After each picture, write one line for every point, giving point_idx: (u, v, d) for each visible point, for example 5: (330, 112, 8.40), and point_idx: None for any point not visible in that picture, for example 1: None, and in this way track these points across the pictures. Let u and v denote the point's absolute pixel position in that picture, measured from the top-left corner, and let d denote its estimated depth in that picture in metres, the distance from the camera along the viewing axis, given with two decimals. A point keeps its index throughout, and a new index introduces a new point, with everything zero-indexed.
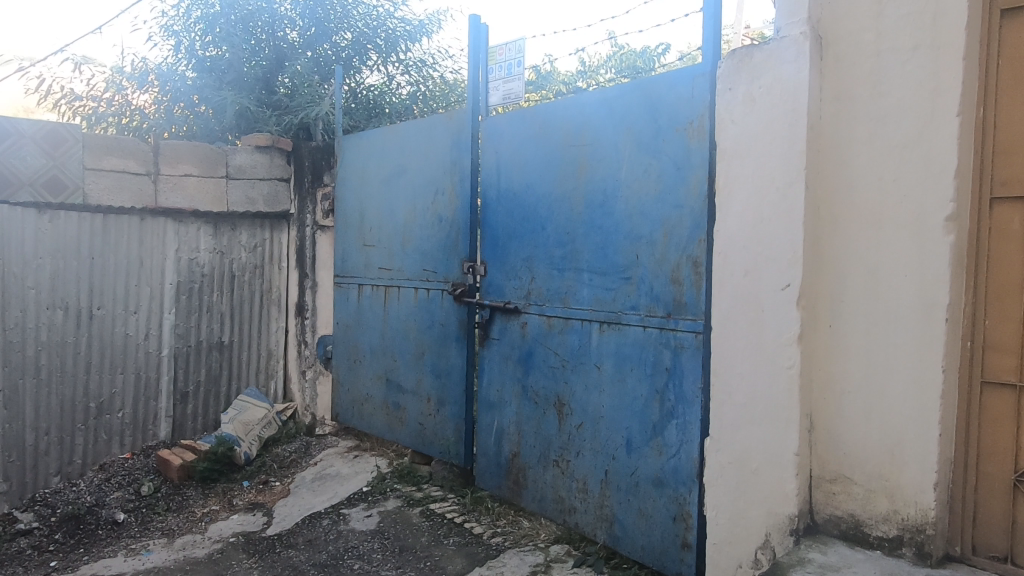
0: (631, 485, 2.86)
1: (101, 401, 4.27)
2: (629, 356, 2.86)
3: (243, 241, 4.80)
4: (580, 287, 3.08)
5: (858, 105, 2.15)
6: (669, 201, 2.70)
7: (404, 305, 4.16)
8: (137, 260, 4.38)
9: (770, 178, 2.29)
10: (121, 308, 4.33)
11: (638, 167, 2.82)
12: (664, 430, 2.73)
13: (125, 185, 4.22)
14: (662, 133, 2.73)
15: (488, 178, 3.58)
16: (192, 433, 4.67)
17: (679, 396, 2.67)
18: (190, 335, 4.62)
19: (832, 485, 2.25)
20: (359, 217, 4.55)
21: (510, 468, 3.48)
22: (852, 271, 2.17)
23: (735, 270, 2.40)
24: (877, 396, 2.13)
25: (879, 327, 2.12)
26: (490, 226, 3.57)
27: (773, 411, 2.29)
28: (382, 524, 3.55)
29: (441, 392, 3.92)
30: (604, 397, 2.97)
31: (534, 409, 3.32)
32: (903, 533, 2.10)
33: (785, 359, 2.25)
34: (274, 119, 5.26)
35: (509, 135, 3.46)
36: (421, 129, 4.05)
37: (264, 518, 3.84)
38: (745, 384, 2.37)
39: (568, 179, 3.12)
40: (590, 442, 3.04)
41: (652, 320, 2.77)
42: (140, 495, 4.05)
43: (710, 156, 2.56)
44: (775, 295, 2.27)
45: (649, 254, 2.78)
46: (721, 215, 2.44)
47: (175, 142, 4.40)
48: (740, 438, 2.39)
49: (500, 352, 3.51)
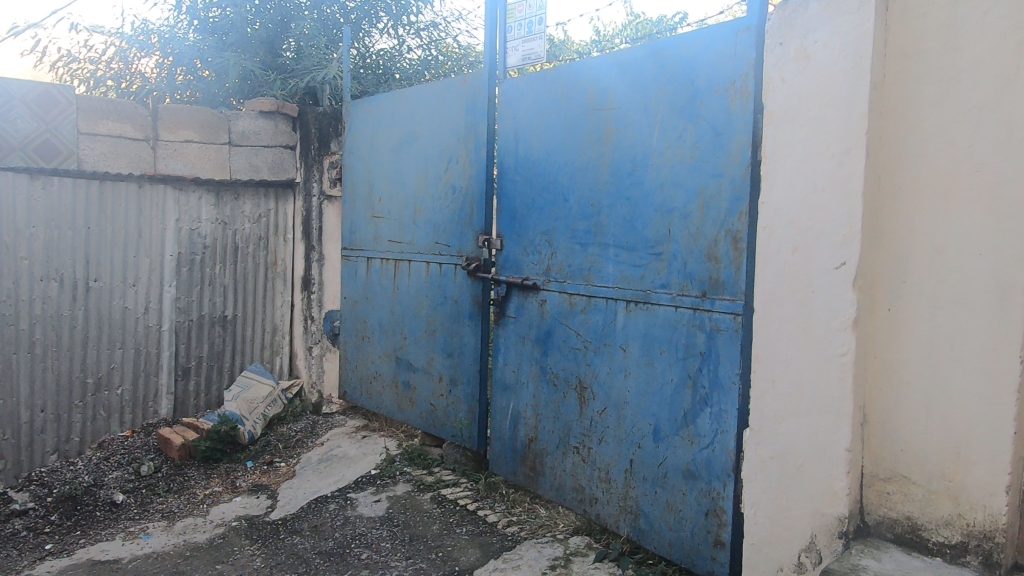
0: (659, 477, 2.67)
1: (99, 377, 4.10)
2: (658, 338, 2.65)
3: (247, 211, 4.58)
4: (605, 263, 2.85)
5: (928, 61, 1.91)
6: (705, 169, 2.46)
7: (414, 280, 3.95)
8: (135, 231, 4.17)
9: (824, 143, 2.04)
10: (119, 280, 4.14)
11: (671, 133, 2.58)
12: (696, 418, 2.52)
13: (120, 151, 4.02)
14: (699, 95, 2.48)
15: (506, 146, 3.35)
16: (194, 411, 4.50)
17: (713, 382, 2.46)
18: (191, 308, 4.42)
19: (886, 484, 2.04)
20: (368, 187, 4.32)
21: (527, 454, 3.29)
22: (917, 248, 1.94)
23: (781, 245, 2.16)
24: (942, 387, 1.92)
25: (946, 311, 1.90)
26: (506, 197, 3.34)
27: (822, 403, 2.07)
28: (391, 510, 3.38)
29: (454, 372, 3.73)
30: (629, 382, 2.77)
31: (552, 392, 3.12)
32: (968, 540, 1.89)
33: (836, 346, 2.03)
34: (279, 83, 5.02)
35: (528, 99, 3.21)
36: (434, 93, 3.81)
37: (268, 501, 3.67)
38: (791, 371, 2.15)
39: (594, 147, 2.88)
40: (613, 429, 2.84)
41: (684, 299, 2.55)
42: (140, 476, 3.89)
43: (754, 119, 2.32)
44: (827, 274, 2.04)
45: (682, 228, 2.55)
46: (766, 184, 2.20)
47: (174, 106, 4.19)
48: (784, 431, 2.17)
49: (517, 332, 3.30)
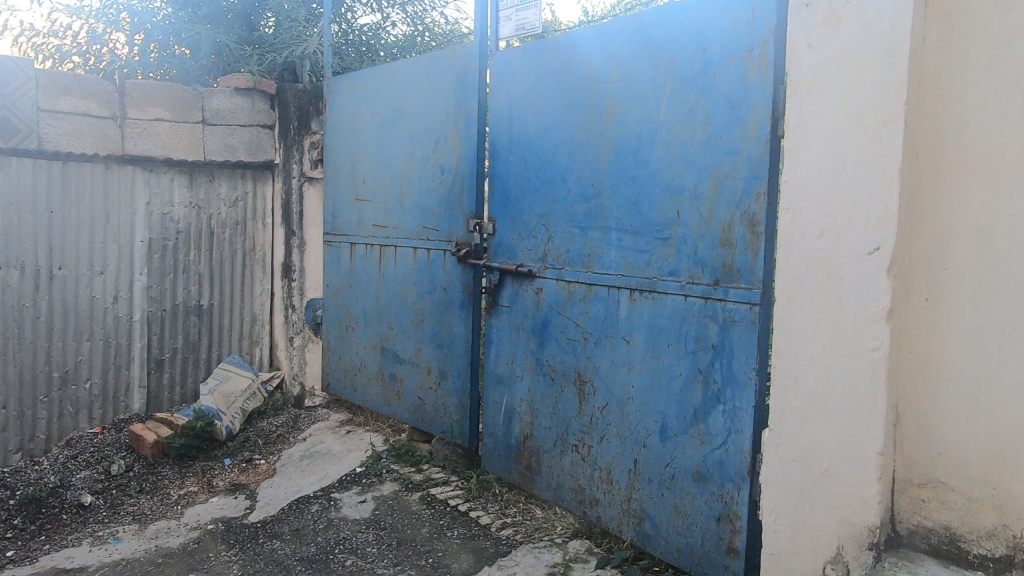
0: (666, 478, 2.48)
1: (66, 371, 3.86)
2: (665, 330, 2.46)
3: (222, 194, 4.33)
4: (607, 249, 2.65)
5: (977, 25, 1.72)
6: (719, 146, 2.26)
7: (401, 267, 3.73)
8: (102, 215, 3.92)
9: (856, 116, 1.83)
10: (85, 268, 3.88)
11: (680, 107, 2.37)
12: (707, 416, 2.33)
13: (84, 130, 3.76)
14: (712, 64, 2.27)
15: (498, 123, 3.12)
16: (169, 405, 4.25)
17: (726, 377, 2.27)
18: (164, 298, 4.17)
19: (921, 491, 1.86)
20: (351, 168, 4.09)
21: (522, 452, 3.10)
22: (960, 231, 1.76)
23: (805, 228, 1.96)
24: (986, 386, 1.75)
25: (993, 301, 1.72)
26: (499, 178, 3.13)
27: (851, 402, 1.88)
28: (378, 512, 3.18)
29: (443, 364, 3.52)
30: (633, 377, 2.57)
31: (549, 387, 2.93)
32: (1014, 554, 1.74)
33: (868, 340, 1.84)
34: (255, 58, 4.74)
35: (523, 72, 2.99)
36: (421, 67, 3.58)
37: (247, 502, 3.46)
38: (815, 367, 1.96)
39: (595, 123, 2.67)
40: (615, 427, 2.65)
41: (694, 287, 2.35)
42: (110, 475, 3.66)
43: (775, 91, 2.12)
44: (858, 261, 1.84)
45: (693, 210, 2.35)
46: (790, 161, 1.99)
47: (143, 81, 3.92)
48: (807, 432, 1.98)
49: (511, 322, 3.10)
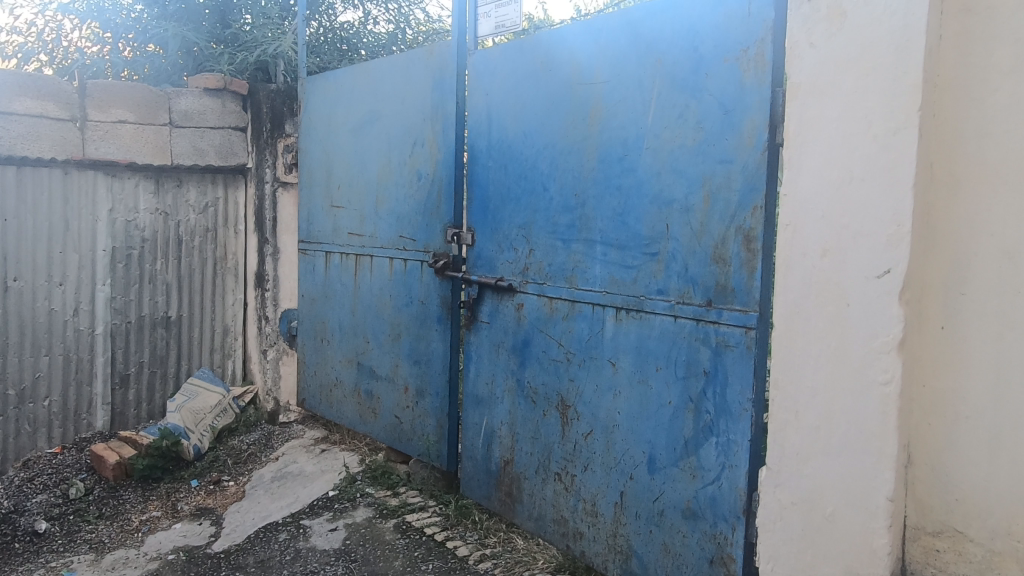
0: (654, 514, 2.29)
1: (23, 388, 3.65)
2: (653, 353, 2.26)
3: (191, 200, 4.13)
4: (591, 264, 2.46)
5: (998, 22, 1.53)
6: (711, 154, 2.07)
7: (377, 279, 3.53)
8: (61, 222, 3.71)
9: (864, 122, 1.64)
10: (43, 279, 3.67)
11: (669, 110, 2.18)
12: (699, 449, 2.14)
13: (41, 133, 3.54)
14: (703, 64, 2.08)
15: (477, 126, 2.93)
16: (135, 422, 4.05)
17: (719, 407, 2.08)
18: (129, 309, 3.96)
19: (935, 541, 1.67)
20: (326, 173, 3.88)
21: (502, 478, 2.90)
22: (981, 252, 1.57)
23: (806, 246, 1.77)
24: (1010, 426, 1.56)
25: (1019, 332, 1.53)
26: (478, 185, 2.93)
27: (857, 441, 1.69)
28: (349, 541, 2.98)
29: (420, 382, 3.32)
30: (619, 403, 2.38)
31: (531, 410, 2.73)
32: None
33: (876, 372, 1.65)
34: (227, 57, 4.50)
35: (502, 72, 2.79)
36: (397, 67, 3.37)
37: (212, 529, 3.25)
38: (818, 401, 1.76)
39: (578, 128, 2.48)
40: (601, 455, 2.46)
41: (685, 308, 2.16)
42: (68, 499, 3.44)
43: (772, 94, 1.93)
44: (866, 284, 1.65)
45: (683, 224, 2.16)
46: (789, 172, 1.80)
47: (105, 81, 3.71)
48: (808, 473, 1.79)
49: (490, 339, 2.90)
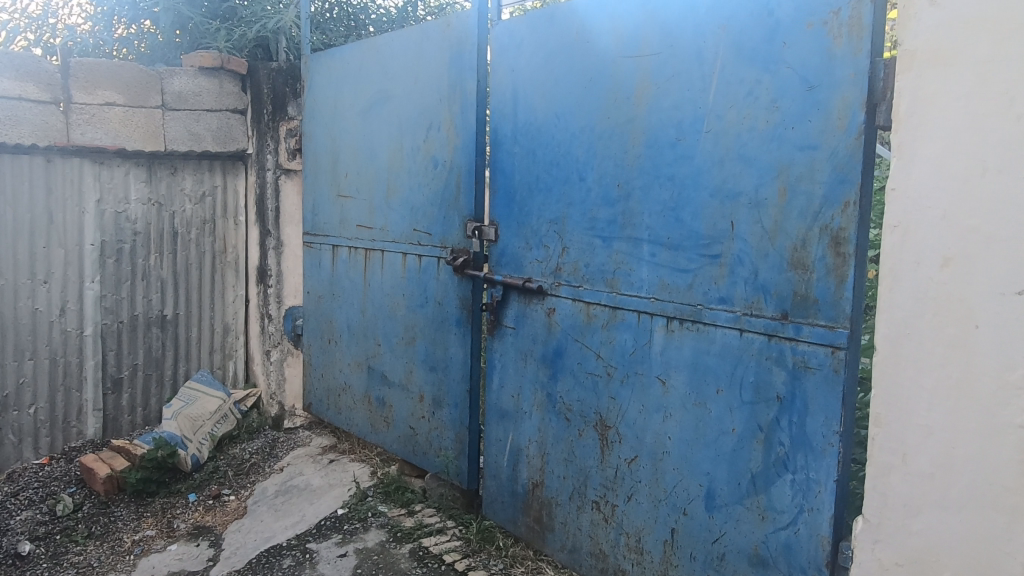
0: (712, 557, 1.98)
1: (5, 396, 3.37)
2: (712, 371, 1.95)
3: (187, 190, 3.82)
4: (636, 265, 2.14)
5: None
6: (789, 139, 1.74)
7: (388, 276, 3.22)
8: (44, 215, 3.41)
9: (1003, 100, 1.30)
10: (26, 276, 3.38)
11: (736, 87, 1.84)
12: (770, 487, 1.83)
13: (21, 117, 3.22)
14: (780, 32, 1.74)
15: (502, 107, 2.59)
16: (129, 429, 3.77)
17: (797, 439, 1.76)
18: (121, 308, 3.66)
19: None
20: (332, 159, 3.56)
21: (530, 502, 2.60)
22: None
23: (920, 252, 1.43)
24: None
25: None
26: (502, 174, 2.60)
27: (984, 495, 1.36)
28: (360, 571, 2.68)
29: (437, 390, 3.01)
30: (670, 426, 2.07)
31: (563, 429, 2.42)
32: None
33: (1014, 414, 1.31)
34: (224, 32, 4.17)
35: (531, 44, 2.45)
36: (409, 40, 3.03)
37: (210, 551, 2.96)
38: (932, 443, 1.44)
39: (620, 109, 2.14)
40: (648, 485, 2.14)
41: (753, 321, 1.84)
42: (55, 517, 3.14)
43: (870, 66, 1.59)
44: (1002, 302, 1.32)
45: (751, 221, 1.84)
46: (898, 162, 1.46)
47: (92, 61, 3.39)
48: (917, 530, 1.47)
49: (516, 346, 2.59)
